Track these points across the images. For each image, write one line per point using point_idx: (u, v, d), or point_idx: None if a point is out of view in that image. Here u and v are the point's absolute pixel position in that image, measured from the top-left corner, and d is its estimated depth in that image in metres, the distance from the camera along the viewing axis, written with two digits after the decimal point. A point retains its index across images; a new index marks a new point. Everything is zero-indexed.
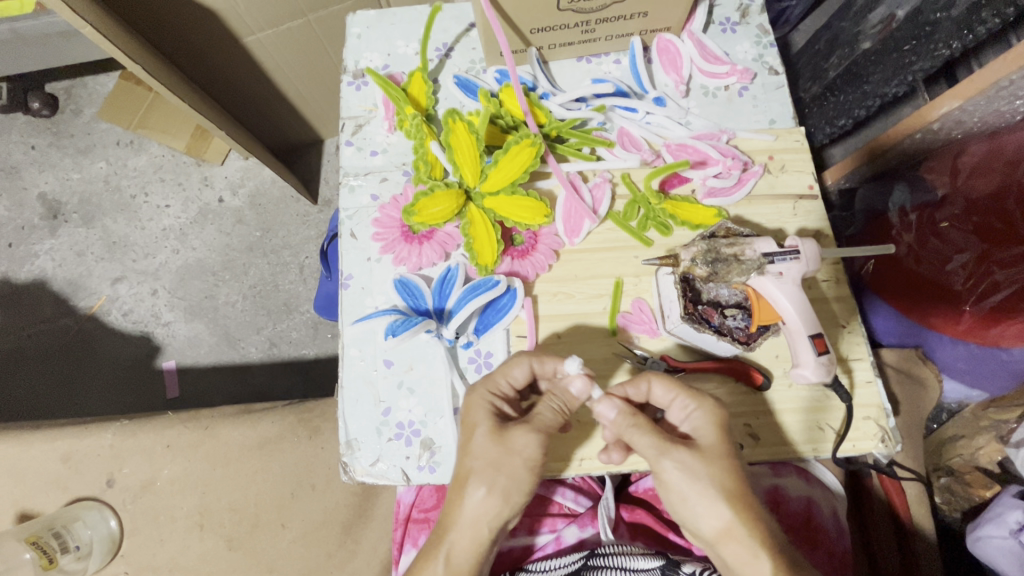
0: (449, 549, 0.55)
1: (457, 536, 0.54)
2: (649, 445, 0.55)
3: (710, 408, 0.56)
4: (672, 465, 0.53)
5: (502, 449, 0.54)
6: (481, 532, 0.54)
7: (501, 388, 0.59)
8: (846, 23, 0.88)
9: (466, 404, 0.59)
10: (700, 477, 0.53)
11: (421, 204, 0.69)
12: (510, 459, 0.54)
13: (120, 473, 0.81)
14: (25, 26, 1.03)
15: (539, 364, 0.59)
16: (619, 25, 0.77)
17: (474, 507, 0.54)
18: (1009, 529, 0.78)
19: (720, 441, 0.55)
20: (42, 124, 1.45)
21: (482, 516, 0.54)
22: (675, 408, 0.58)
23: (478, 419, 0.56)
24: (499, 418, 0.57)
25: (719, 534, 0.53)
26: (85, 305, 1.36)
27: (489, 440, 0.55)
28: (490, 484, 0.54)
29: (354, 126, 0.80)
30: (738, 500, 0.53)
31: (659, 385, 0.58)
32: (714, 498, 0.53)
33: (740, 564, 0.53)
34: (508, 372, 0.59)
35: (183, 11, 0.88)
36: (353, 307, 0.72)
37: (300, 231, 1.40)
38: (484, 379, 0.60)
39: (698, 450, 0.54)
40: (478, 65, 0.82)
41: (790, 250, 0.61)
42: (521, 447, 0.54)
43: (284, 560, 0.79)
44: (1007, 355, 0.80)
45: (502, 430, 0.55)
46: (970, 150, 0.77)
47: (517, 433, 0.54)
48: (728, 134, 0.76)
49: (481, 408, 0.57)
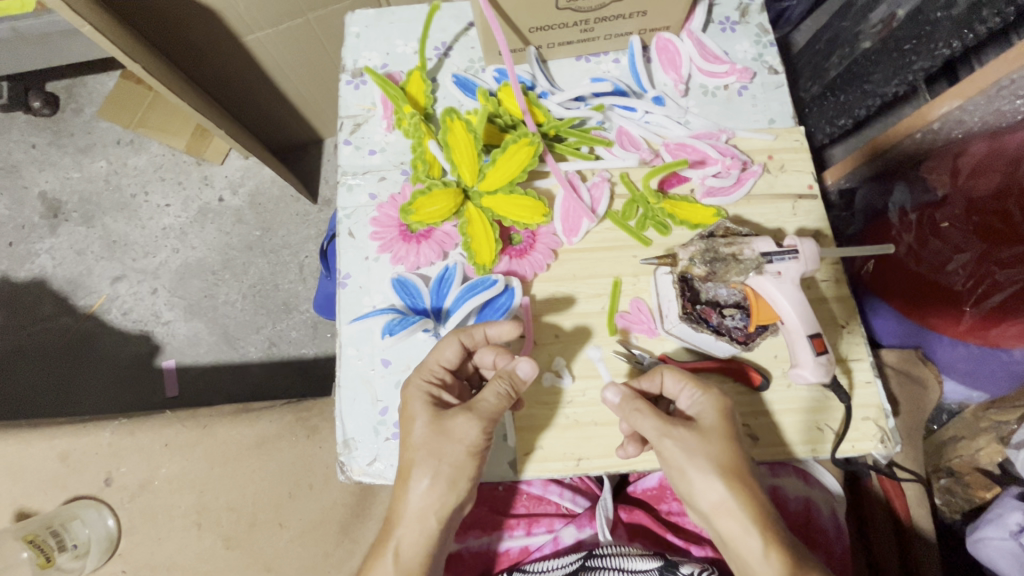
0: (398, 543, 0.57)
1: (404, 530, 0.57)
2: (651, 426, 0.56)
3: (715, 395, 0.58)
4: (672, 443, 0.56)
5: (442, 438, 0.56)
6: (430, 524, 0.57)
7: (434, 374, 0.60)
8: (846, 23, 0.87)
9: (403, 398, 0.60)
10: (698, 455, 0.55)
11: (419, 203, 0.69)
12: (450, 446, 0.56)
13: (118, 472, 0.81)
14: (24, 25, 1.03)
15: (467, 338, 0.60)
16: (618, 24, 0.76)
17: (419, 500, 0.56)
18: (1009, 531, 0.78)
19: (721, 423, 0.57)
20: (43, 123, 1.46)
21: (429, 507, 0.57)
22: (683, 397, 0.59)
23: (417, 410, 0.58)
24: (438, 406, 0.58)
25: (714, 509, 0.55)
26: (84, 303, 1.36)
27: (429, 430, 0.57)
28: (434, 474, 0.56)
29: (353, 125, 0.80)
30: (733, 477, 0.55)
31: (670, 376, 0.59)
32: (709, 474, 0.55)
33: (731, 538, 0.55)
34: (439, 356, 0.60)
35: (182, 10, 0.88)
36: (351, 306, 0.72)
37: (299, 230, 1.40)
38: (417, 369, 0.61)
39: (699, 430, 0.56)
40: (477, 64, 0.81)
41: (789, 249, 0.61)
42: (462, 434, 0.56)
43: (282, 559, 0.79)
44: (1008, 356, 0.79)
45: (440, 419, 0.57)
46: (970, 150, 0.76)
47: (454, 420, 0.56)
48: (728, 134, 0.76)
49: (416, 399, 0.58)
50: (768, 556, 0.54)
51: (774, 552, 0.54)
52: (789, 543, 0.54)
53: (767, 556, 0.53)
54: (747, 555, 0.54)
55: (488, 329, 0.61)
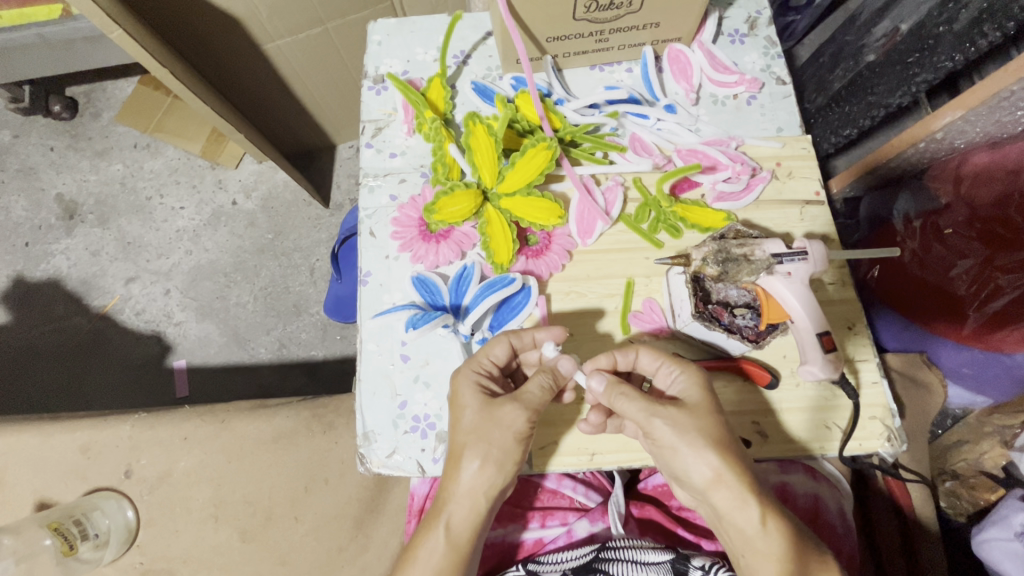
0: (449, 517, 0.58)
1: (455, 505, 0.58)
2: (639, 408, 0.56)
3: (693, 371, 0.59)
4: (662, 422, 0.56)
5: (490, 423, 0.57)
6: (480, 502, 0.58)
7: (486, 367, 0.62)
8: (851, 37, 0.91)
9: (453, 386, 0.61)
10: (690, 429, 0.55)
11: (442, 202, 0.70)
12: (499, 431, 0.57)
13: (138, 464, 0.83)
14: (51, 31, 1.05)
15: (517, 339, 0.62)
16: (632, 34, 0.79)
17: (471, 479, 0.57)
18: (1014, 532, 0.79)
19: (704, 396, 0.58)
20: (62, 127, 1.49)
21: (480, 486, 0.57)
22: (661, 375, 0.61)
23: (468, 397, 0.59)
24: (487, 393, 0.60)
25: (709, 482, 0.55)
26: (97, 304, 1.38)
27: (478, 416, 0.58)
28: (484, 456, 0.57)
29: (374, 129, 0.82)
30: (724, 448, 0.55)
31: (647, 354, 0.61)
32: (702, 446, 0.55)
33: (729, 510, 0.55)
34: (491, 351, 0.62)
35: (208, 18, 0.91)
36: (371, 302, 0.74)
37: (311, 234, 1.42)
38: (467, 361, 0.63)
39: (684, 407, 0.57)
40: (495, 71, 0.84)
41: (798, 251, 0.63)
42: (509, 421, 0.57)
43: (296, 553, 0.81)
44: (1010, 360, 0.82)
45: (490, 406, 0.58)
46: (972, 159, 0.78)
47: (503, 407, 0.57)
48: (737, 141, 0.78)
49: (467, 387, 0.60)
50: (766, 524, 0.55)
51: (771, 518, 0.55)
52: (779, 508, 0.56)
53: (766, 525, 0.55)
54: (746, 526, 0.55)
55: (538, 333, 0.63)
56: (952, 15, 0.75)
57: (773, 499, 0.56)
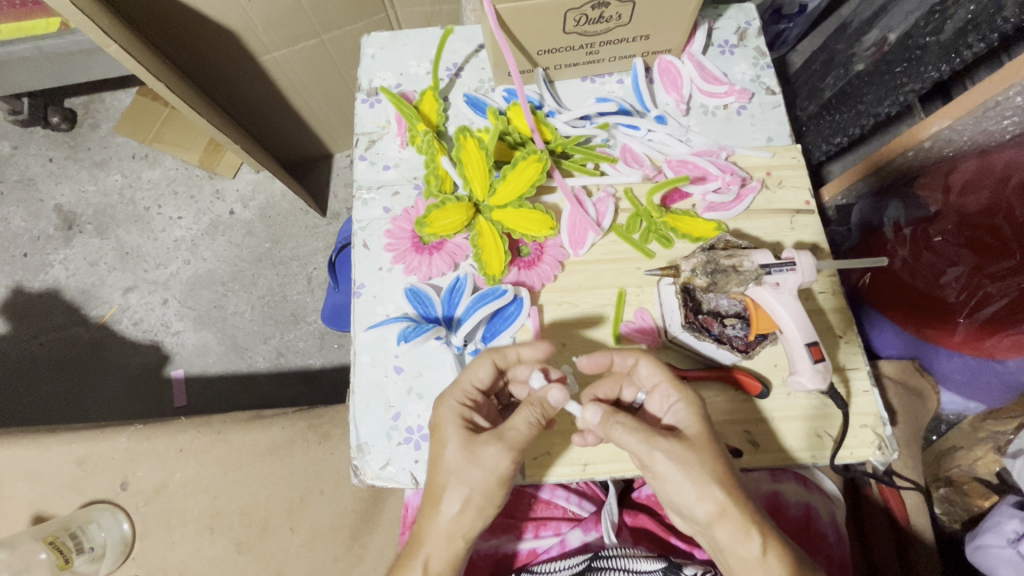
0: (426, 558, 0.57)
1: (432, 547, 0.57)
2: (638, 440, 0.55)
3: (691, 399, 0.59)
4: (663, 456, 0.54)
5: (470, 465, 0.56)
6: (458, 544, 0.57)
7: (468, 393, 0.61)
8: (841, 46, 0.93)
9: (435, 417, 0.60)
10: (693, 465, 0.54)
11: (433, 216, 0.72)
12: (478, 473, 0.55)
13: (134, 476, 0.83)
14: (49, 44, 1.06)
15: (499, 357, 0.61)
16: (622, 47, 0.80)
17: (449, 522, 0.56)
18: (1007, 539, 0.79)
19: (703, 429, 0.57)
20: (60, 138, 1.49)
21: (457, 529, 0.57)
22: (657, 398, 0.61)
23: (450, 434, 0.58)
24: (470, 430, 0.58)
25: (710, 517, 0.54)
26: (95, 314, 1.39)
27: (460, 456, 0.56)
28: (464, 499, 0.56)
29: (368, 141, 0.83)
30: (728, 483, 0.54)
31: (647, 366, 0.60)
32: (708, 482, 0.54)
33: (730, 542, 0.55)
34: (473, 375, 0.61)
35: (204, 34, 0.91)
36: (365, 314, 0.74)
37: (309, 242, 1.43)
38: (450, 390, 0.61)
39: (685, 439, 0.56)
40: (487, 83, 0.85)
41: (787, 261, 0.64)
42: (491, 463, 0.55)
43: (291, 564, 0.81)
44: (1002, 367, 0.82)
45: (473, 445, 0.56)
46: (960, 167, 0.78)
47: (486, 448, 0.56)
48: (728, 151, 0.79)
49: (450, 421, 0.58)
50: (766, 557, 0.55)
51: (772, 550, 0.55)
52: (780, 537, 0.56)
53: (766, 556, 0.54)
54: (748, 557, 0.55)
55: (522, 350, 0.62)
56: (938, 26, 0.75)
57: (773, 529, 0.56)
